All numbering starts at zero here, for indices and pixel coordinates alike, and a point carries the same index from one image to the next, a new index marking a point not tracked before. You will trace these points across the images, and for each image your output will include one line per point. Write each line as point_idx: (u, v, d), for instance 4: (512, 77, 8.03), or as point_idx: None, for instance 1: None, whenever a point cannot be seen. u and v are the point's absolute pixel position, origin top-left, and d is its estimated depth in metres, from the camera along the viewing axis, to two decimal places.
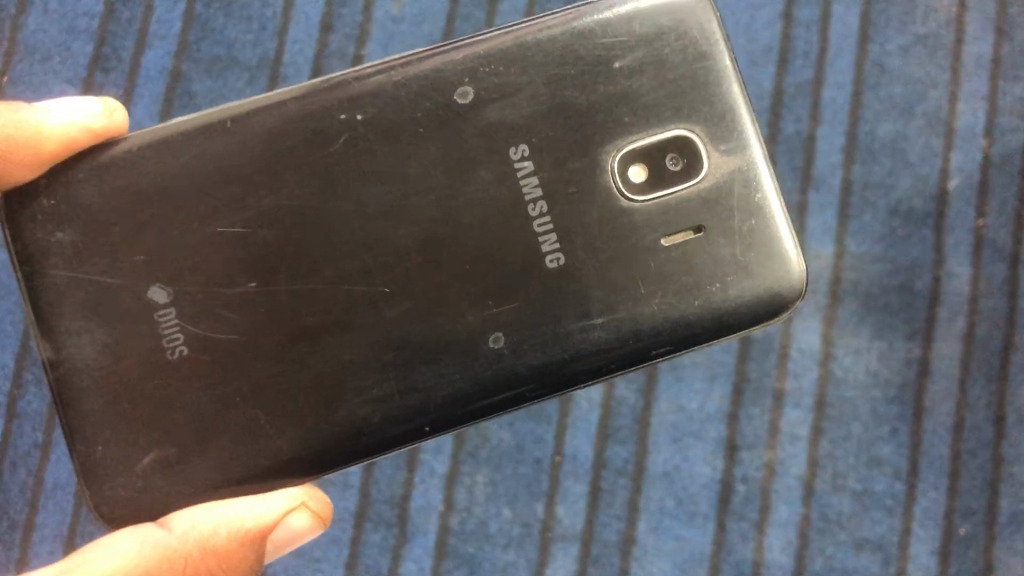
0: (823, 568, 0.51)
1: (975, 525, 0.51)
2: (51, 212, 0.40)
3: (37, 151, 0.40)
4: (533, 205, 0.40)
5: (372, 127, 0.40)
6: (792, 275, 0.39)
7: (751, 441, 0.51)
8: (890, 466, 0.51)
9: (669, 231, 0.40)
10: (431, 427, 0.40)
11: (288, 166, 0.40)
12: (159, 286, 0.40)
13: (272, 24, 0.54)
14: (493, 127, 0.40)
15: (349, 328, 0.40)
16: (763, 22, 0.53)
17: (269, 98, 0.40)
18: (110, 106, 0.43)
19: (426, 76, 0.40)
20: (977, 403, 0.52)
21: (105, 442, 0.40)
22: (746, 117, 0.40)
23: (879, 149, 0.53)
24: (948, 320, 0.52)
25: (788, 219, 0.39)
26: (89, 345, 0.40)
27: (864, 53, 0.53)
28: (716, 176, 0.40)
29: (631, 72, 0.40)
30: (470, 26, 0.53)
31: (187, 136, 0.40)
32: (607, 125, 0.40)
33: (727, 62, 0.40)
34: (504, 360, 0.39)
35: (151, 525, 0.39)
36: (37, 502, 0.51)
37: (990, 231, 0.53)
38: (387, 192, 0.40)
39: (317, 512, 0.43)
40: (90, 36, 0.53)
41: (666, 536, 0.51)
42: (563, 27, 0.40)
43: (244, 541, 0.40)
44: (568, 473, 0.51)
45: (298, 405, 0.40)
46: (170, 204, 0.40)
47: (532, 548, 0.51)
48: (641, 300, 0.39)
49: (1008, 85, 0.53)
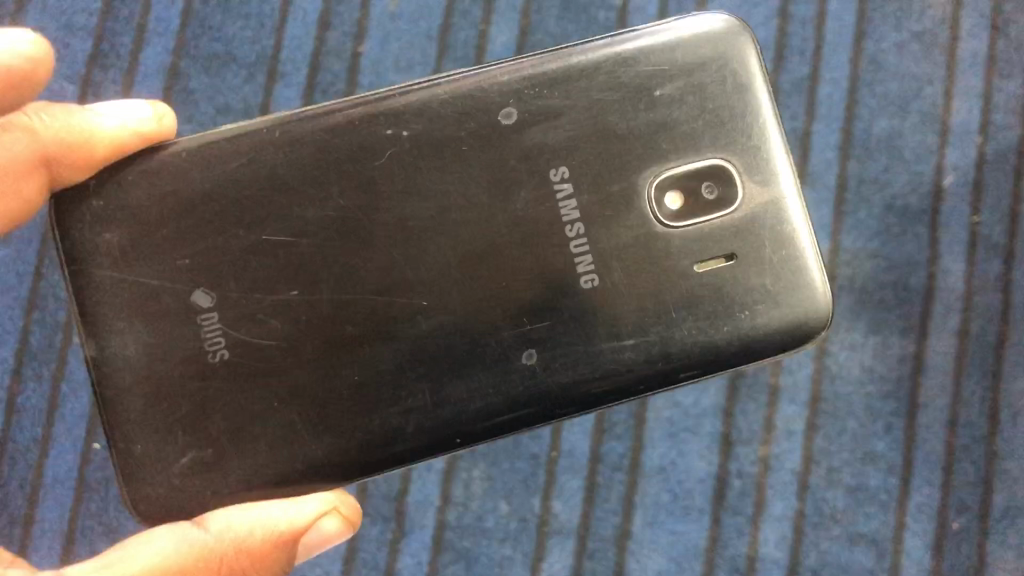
0: (817, 562, 0.52)
1: (968, 519, 0.52)
2: (98, 211, 0.40)
3: (89, 154, 0.40)
4: (571, 226, 0.40)
5: (417, 143, 0.40)
6: (820, 308, 0.39)
7: (746, 436, 0.52)
8: (884, 461, 0.52)
9: (701, 257, 0.40)
10: (462, 440, 0.40)
11: (331, 180, 0.40)
12: (203, 290, 0.40)
13: (270, 20, 0.54)
14: (536, 147, 0.40)
15: (387, 339, 0.40)
16: (759, 19, 0.54)
17: (318, 112, 0.41)
18: (159, 110, 0.44)
19: (472, 94, 0.40)
20: (971, 398, 0.52)
21: (143, 442, 0.40)
22: (783, 151, 0.40)
23: (875, 146, 0.53)
24: (943, 316, 0.52)
25: (818, 254, 0.40)
26: (133, 346, 0.41)
27: (860, 51, 0.54)
28: (751, 205, 0.40)
29: (671, 100, 0.40)
30: (469, 23, 0.53)
31: (234, 145, 0.40)
32: (645, 151, 0.40)
33: (767, 96, 0.40)
34: (538, 376, 0.40)
35: (188, 525, 0.39)
36: (37, 497, 0.51)
37: (985, 228, 0.53)
38: (429, 207, 0.40)
39: (348, 516, 0.43)
40: (89, 33, 0.54)
41: (662, 530, 0.51)
42: (606, 52, 0.40)
43: (278, 545, 0.40)
44: (564, 468, 0.52)
45: (332, 417, 0.40)
46: (215, 210, 0.40)
47: (529, 542, 0.52)
48: (673, 324, 0.40)
49: (1002, 82, 0.54)
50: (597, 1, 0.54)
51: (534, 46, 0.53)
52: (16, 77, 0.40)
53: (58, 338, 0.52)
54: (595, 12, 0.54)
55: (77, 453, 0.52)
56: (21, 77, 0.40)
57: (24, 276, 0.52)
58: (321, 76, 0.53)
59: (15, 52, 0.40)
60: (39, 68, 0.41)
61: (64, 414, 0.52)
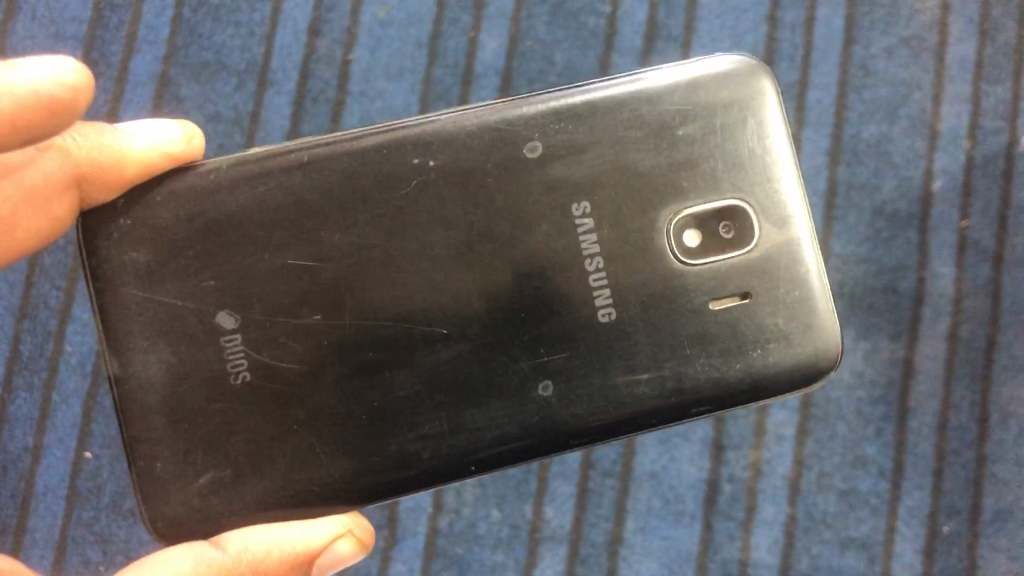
0: (809, 567, 0.52)
1: (959, 523, 0.52)
2: (126, 229, 0.40)
3: (119, 175, 0.40)
4: (590, 260, 0.40)
5: (444, 173, 0.40)
6: (830, 349, 0.40)
7: (737, 441, 0.52)
8: (875, 465, 0.52)
9: (716, 295, 0.40)
10: (476, 467, 0.40)
11: (357, 207, 0.40)
12: (227, 312, 0.40)
13: (260, 27, 0.54)
14: (558, 181, 0.40)
15: (406, 366, 0.41)
16: (748, 26, 0.54)
17: (342, 142, 0.40)
18: (188, 130, 0.43)
19: (496, 128, 0.40)
20: (961, 402, 0.52)
21: (164, 461, 0.40)
22: (801, 193, 0.41)
23: (864, 151, 0.53)
24: (932, 320, 0.53)
25: (830, 296, 0.40)
26: (157, 364, 0.40)
27: (849, 56, 0.54)
28: (767, 245, 0.40)
29: (692, 141, 0.40)
30: (458, 30, 0.54)
31: (261, 171, 0.40)
32: (665, 189, 0.40)
33: (787, 140, 0.40)
34: (554, 407, 0.40)
35: (205, 545, 0.39)
36: (27, 507, 0.51)
37: (974, 232, 0.53)
38: (451, 237, 0.40)
39: (362, 538, 0.41)
40: (79, 41, 0.54)
41: (654, 536, 0.52)
42: (632, 90, 0.40)
43: (294, 567, 0.39)
44: (556, 474, 0.52)
45: (349, 441, 0.41)
46: (240, 234, 0.40)
47: (521, 549, 0.52)
48: (687, 360, 0.40)
49: (990, 87, 0.54)
50: (587, 8, 0.54)
51: (524, 52, 0.53)
52: (54, 108, 0.35)
53: (49, 347, 0.52)
54: (584, 18, 0.54)
55: (69, 462, 0.52)
56: (61, 107, 0.35)
57: (14, 285, 0.52)
58: (311, 83, 0.53)
59: (57, 80, 0.34)
60: (80, 96, 0.35)
61: (55, 423, 0.52)
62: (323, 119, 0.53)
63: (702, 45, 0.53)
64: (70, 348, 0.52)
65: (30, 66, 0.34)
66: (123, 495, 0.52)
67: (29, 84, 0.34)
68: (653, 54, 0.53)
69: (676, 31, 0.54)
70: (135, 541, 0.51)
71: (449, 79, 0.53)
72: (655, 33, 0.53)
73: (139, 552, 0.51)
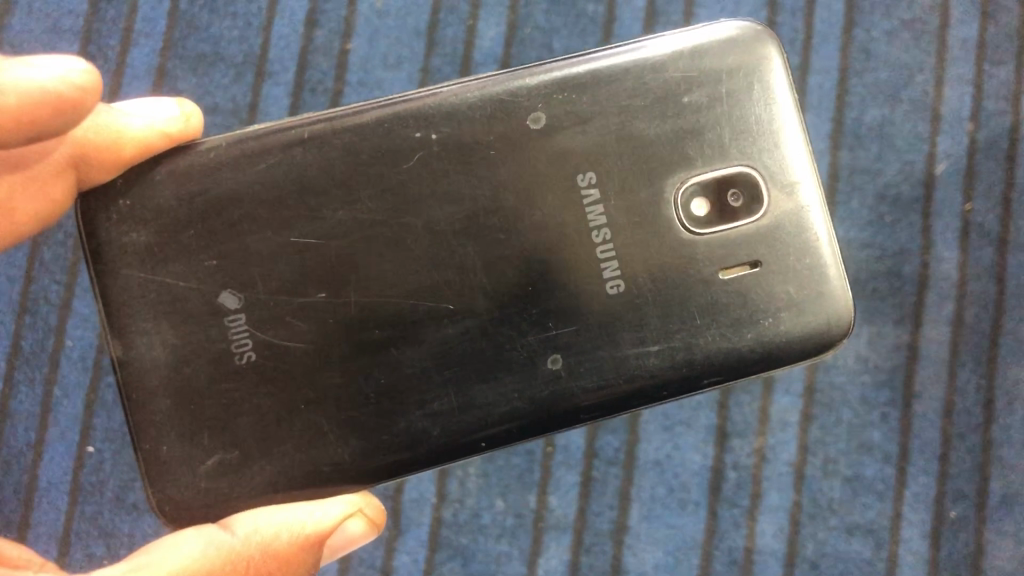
0: (815, 554, 0.51)
1: (966, 508, 0.52)
2: (127, 211, 0.40)
3: (116, 156, 0.40)
4: (596, 232, 0.40)
5: (447, 147, 0.40)
6: (841, 315, 0.40)
7: (741, 428, 0.52)
8: (881, 451, 0.52)
9: (725, 263, 0.40)
10: (486, 442, 0.40)
11: (361, 182, 0.40)
12: (232, 291, 0.40)
13: (257, 18, 0.53)
14: (564, 153, 0.40)
15: (413, 342, 0.40)
16: (749, 10, 0.53)
17: (347, 116, 0.40)
18: (185, 110, 0.44)
19: (501, 99, 0.40)
20: (966, 386, 0.52)
21: (170, 442, 0.40)
22: (809, 159, 0.40)
23: (866, 136, 0.53)
24: (936, 305, 0.52)
25: (840, 263, 0.40)
26: (162, 346, 0.40)
27: (850, 39, 0.53)
28: (776, 213, 0.40)
29: (698, 109, 0.40)
30: (457, 18, 0.53)
31: (265, 147, 0.40)
32: (673, 158, 0.40)
33: (793, 107, 0.40)
34: (563, 381, 0.40)
35: (215, 527, 0.39)
36: (31, 502, 0.51)
37: (977, 215, 0.53)
38: (456, 212, 0.40)
39: (372, 517, 0.43)
40: (76, 35, 0.53)
41: (659, 524, 0.51)
42: (637, 59, 0.40)
43: (304, 547, 0.40)
44: (560, 462, 0.52)
45: (357, 418, 0.40)
46: (244, 211, 0.40)
47: (525, 538, 0.51)
48: (697, 330, 0.40)
49: (993, 68, 0.53)
50: None
51: (522, 39, 0.53)
52: (61, 106, 0.35)
53: (50, 342, 0.52)
54: (583, 5, 0.53)
55: (71, 457, 0.52)
56: (68, 106, 0.35)
57: (14, 280, 0.52)
58: (309, 74, 0.53)
59: (66, 79, 0.34)
60: (88, 96, 0.35)
61: (57, 418, 0.52)
62: (322, 110, 0.53)
63: None
64: (71, 342, 0.52)
65: (42, 64, 0.34)
66: (125, 489, 0.52)
67: (35, 81, 0.34)
68: (652, 40, 0.53)
69: (675, 16, 0.53)
70: (139, 534, 0.51)
71: (448, 68, 0.53)
72: (655, 18, 0.53)
73: (142, 546, 0.51)
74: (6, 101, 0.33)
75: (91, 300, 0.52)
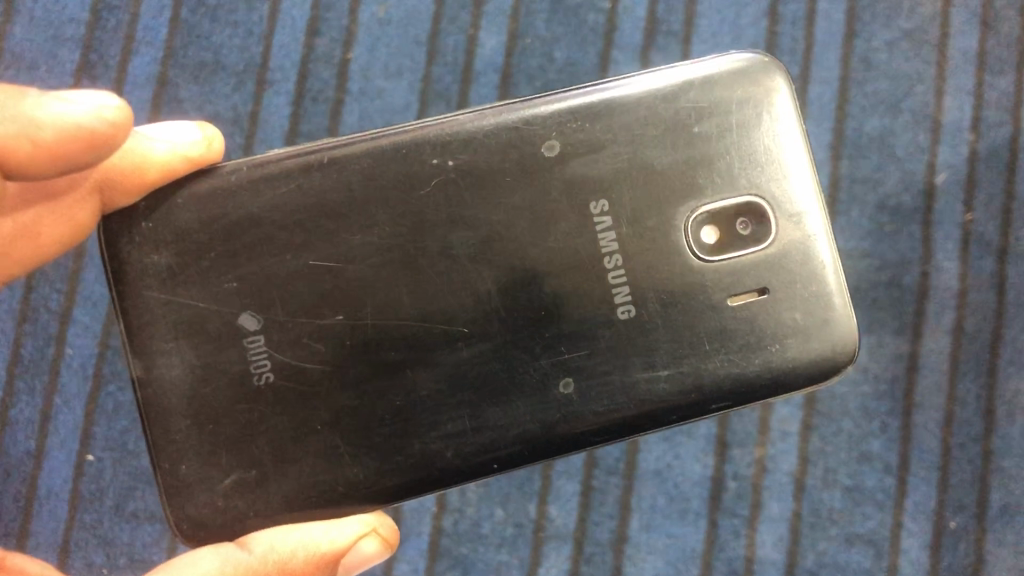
0: (815, 564, 0.51)
1: (966, 518, 0.52)
2: (149, 233, 0.40)
3: (139, 179, 0.39)
4: (609, 258, 0.40)
5: (463, 173, 0.40)
6: (846, 341, 0.40)
7: (741, 438, 0.52)
8: (881, 461, 0.52)
9: (734, 290, 0.40)
10: (499, 464, 0.40)
11: (376, 207, 0.40)
12: (249, 314, 0.40)
13: (258, 27, 0.54)
14: (577, 180, 0.40)
15: (427, 365, 0.40)
16: (749, 21, 0.53)
17: (360, 143, 0.40)
18: (208, 133, 0.42)
19: (515, 127, 0.40)
20: (966, 396, 0.52)
21: (188, 463, 0.40)
22: (815, 187, 0.40)
23: (866, 146, 0.53)
24: (936, 314, 0.52)
25: (845, 290, 0.40)
26: (181, 367, 0.40)
27: (851, 49, 0.53)
28: (784, 240, 0.40)
29: (709, 138, 0.40)
30: (458, 27, 0.53)
31: (279, 173, 0.40)
32: (682, 185, 0.40)
33: (800, 137, 0.40)
34: (576, 404, 0.40)
35: (232, 547, 0.39)
36: (30, 511, 0.51)
37: (978, 225, 0.53)
38: (472, 237, 0.40)
39: (386, 538, 0.43)
40: (77, 43, 0.53)
41: (659, 534, 0.51)
42: (649, 88, 0.40)
43: (320, 567, 0.39)
44: (560, 473, 0.52)
45: (370, 439, 0.40)
46: (260, 236, 0.40)
47: (526, 548, 0.51)
48: (706, 355, 0.40)
49: (993, 79, 0.53)
50: (587, 4, 0.53)
51: (523, 49, 0.53)
52: (93, 141, 0.35)
53: (50, 350, 0.52)
54: (584, 14, 0.53)
55: (71, 466, 0.52)
56: (100, 141, 0.36)
57: (13, 287, 0.52)
58: (310, 83, 0.53)
59: (99, 114, 0.35)
60: (120, 131, 0.36)
61: (57, 426, 0.52)
62: (323, 119, 0.53)
63: (703, 40, 0.53)
64: (71, 350, 0.52)
65: (78, 100, 0.35)
66: (125, 498, 0.52)
67: (73, 117, 0.35)
68: (653, 50, 0.53)
69: (677, 26, 0.53)
70: (138, 543, 0.51)
71: (448, 77, 0.53)
72: (656, 28, 0.53)
73: (142, 555, 0.51)
74: (43, 135, 0.34)
75: (92, 309, 0.52)
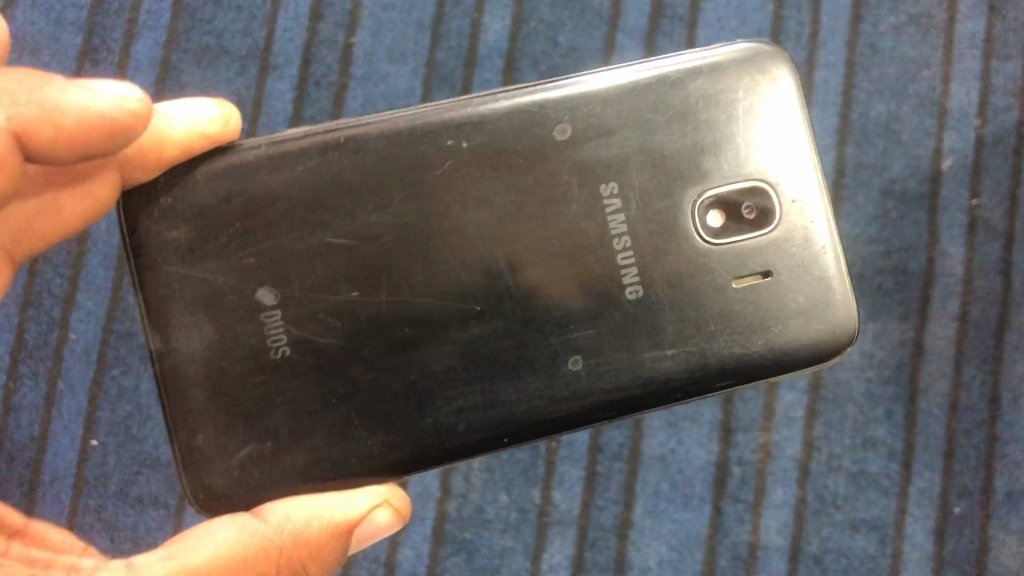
0: (819, 550, 0.51)
1: (971, 503, 0.51)
2: (168, 208, 0.40)
3: (158, 156, 0.39)
4: (618, 239, 0.40)
5: (476, 154, 0.40)
6: (848, 324, 0.39)
7: (745, 424, 0.52)
8: (885, 446, 0.52)
9: (739, 272, 0.40)
10: (509, 439, 0.40)
11: (390, 186, 0.40)
12: (267, 289, 0.40)
13: (261, 11, 0.53)
14: (589, 163, 0.40)
15: (438, 342, 0.40)
16: (754, 5, 0.53)
17: (376, 123, 0.40)
18: (225, 111, 0.42)
19: (530, 110, 0.40)
20: (972, 383, 0.52)
21: (206, 432, 0.40)
22: (817, 174, 0.40)
23: (872, 131, 0.53)
24: (943, 300, 0.52)
25: (847, 275, 0.40)
26: (200, 340, 0.40)
27: (857, 34, 0.53)
28: (787, 225, 0.40)
29: (715, 124, 0.40)
30: (461, 11, 0.53)
31: (295, 153, 0.40)
32: (689, 169, 0.40)
33: (804, 124, 0.40)
34: (584, 381, 0.40)
35: (247, 516, 0.38)
36: (35, 496, 0.51)
37: (984, 211, 0.52)
38: (484, 216, 0.40)
39: (400, 508, 0.42)
40: (79, 27, 0.53)
41: (663, 520, 0.51)
42: (658, 74, 0.40)
43: (335, 536, 0.38)
44: (564, 458, 0.51)
45: (383, 414, 0.40)
46: (276, 213, 0.40)
47: (530, 533, 0.51)
48: (712, 335, 0.40)
49: (1001, 64, 0.53)
50: None
51: (527, 34, 0.53)
52: (114, 130, 0.36)
53: (54, 335, 0.52)
54: None
55: (75, 450, 0.52)
56: (120, 130, 0.36)
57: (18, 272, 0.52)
58: (313, 68, 0.53)
59: (120, 105, 0.35)
60: (140, 122, 0.36)
61: (62, 411, 0.52)
62: (325, 104, 0.53)
63: (709, 25, 0.53)
64: (75, 335, 0.52)
65: (102, 88, 0.35)
66: (130, 483, 0.52)
67: (94, 105, 0.35)
68: (659, 34, 0.53)
69: (682, 10, 0.53)
70: (143, 528, 0.51)
71: (452, 62, 0.53)
72: (661, 13, 0.53)
73: (146, 540, 0.51)
74: (65, 121, 0.34)
75: (95, 294, 0.52)
